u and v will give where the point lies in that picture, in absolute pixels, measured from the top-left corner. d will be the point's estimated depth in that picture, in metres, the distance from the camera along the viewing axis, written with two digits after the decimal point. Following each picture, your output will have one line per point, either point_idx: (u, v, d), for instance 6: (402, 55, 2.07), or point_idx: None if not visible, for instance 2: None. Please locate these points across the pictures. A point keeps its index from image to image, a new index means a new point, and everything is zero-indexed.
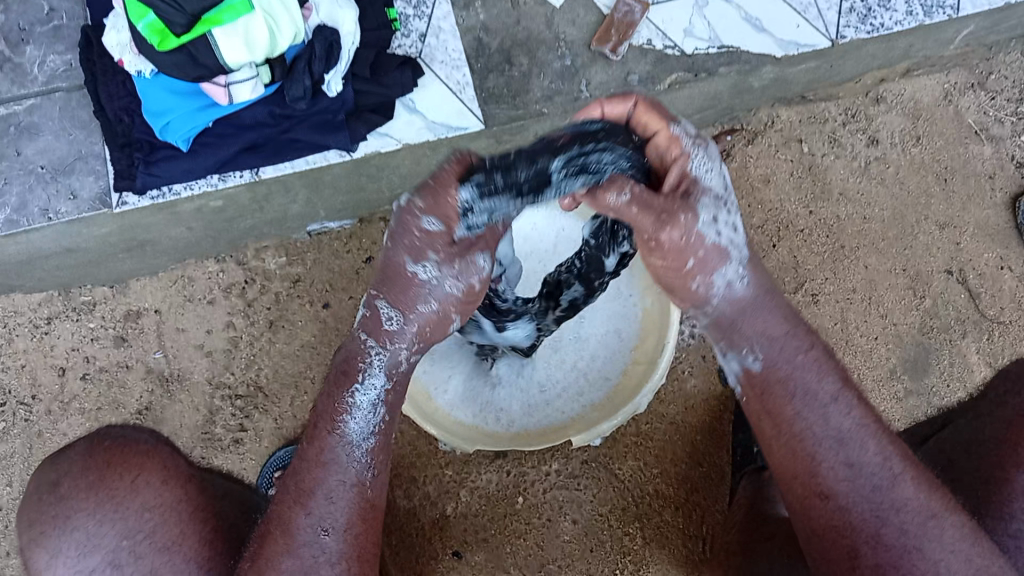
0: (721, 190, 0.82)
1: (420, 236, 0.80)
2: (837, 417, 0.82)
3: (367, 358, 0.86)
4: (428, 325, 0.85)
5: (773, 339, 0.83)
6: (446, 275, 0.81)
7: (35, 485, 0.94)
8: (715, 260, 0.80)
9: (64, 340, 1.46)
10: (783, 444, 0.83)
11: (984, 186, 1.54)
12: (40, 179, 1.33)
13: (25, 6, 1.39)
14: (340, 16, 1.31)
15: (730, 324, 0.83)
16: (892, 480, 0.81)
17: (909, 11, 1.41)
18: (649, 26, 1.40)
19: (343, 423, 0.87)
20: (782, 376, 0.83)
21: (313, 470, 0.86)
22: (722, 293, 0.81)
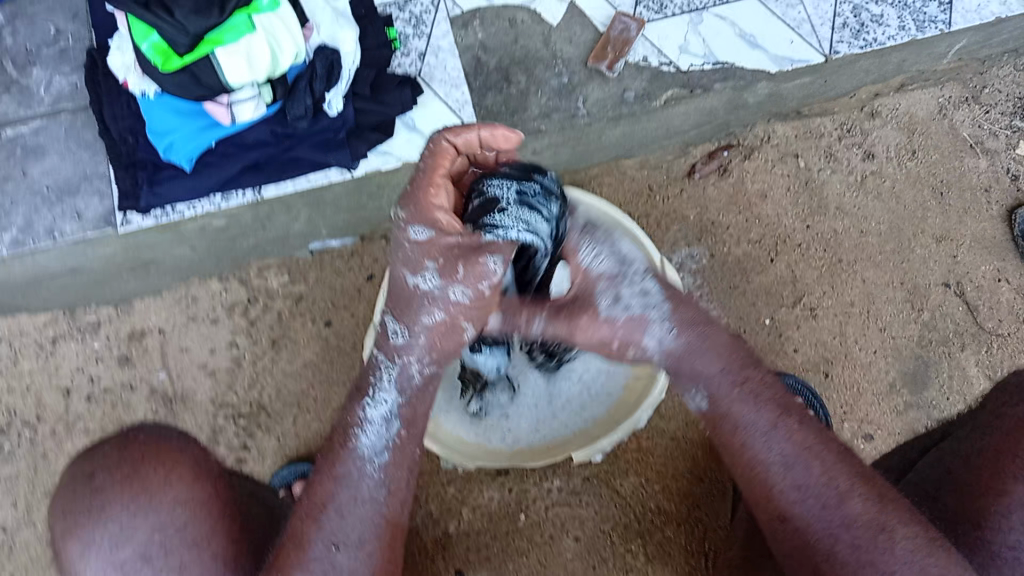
0: (615, 268, 0.90)
1: (415, 246, 0.88)
2: (779, 443, 0.86)
3: (378, 372, 0.93)
4: (439, 335, 0.92)
5: (711, 379, 0.90)
6: (450, 283, 0.88)
7: (68, 475, 0.93)
8: (635, 332, 0.90)
9: (69, 360, 1.47)
10: (742, 474, 0.88)
11: (980, 199, 1.55)
12: (46, 200, 1.35)
13: (33, 30, 1.42)
14: (340, 36, 1.35)
15: (675, 372, 0.92)
16: (841, 497, 0.83)
17: (902, 26, 1.45)
18: (645, 44, 1.43)
19: (355, 438, 0.90)
20: (724, 413, 0.89)
21: (325, 484, 0.89)
22: (658, 351, 0.91)
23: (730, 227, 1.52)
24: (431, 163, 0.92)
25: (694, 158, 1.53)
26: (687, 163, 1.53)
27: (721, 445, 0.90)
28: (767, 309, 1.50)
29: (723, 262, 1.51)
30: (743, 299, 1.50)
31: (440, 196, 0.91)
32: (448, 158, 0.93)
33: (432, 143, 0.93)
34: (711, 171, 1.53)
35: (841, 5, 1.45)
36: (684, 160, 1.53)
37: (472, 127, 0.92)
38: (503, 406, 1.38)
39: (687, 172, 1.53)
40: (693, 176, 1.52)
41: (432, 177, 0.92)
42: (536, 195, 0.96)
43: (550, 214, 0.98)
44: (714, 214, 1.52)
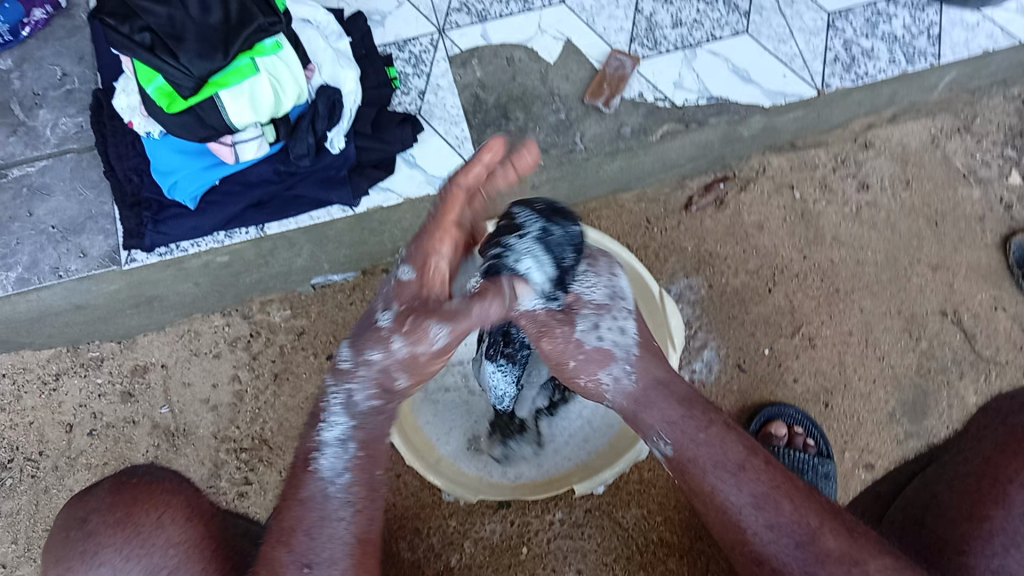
0: (602, 300, 1.09)
1: (395, 284, 1.00)
2: (749, 485, 0.92)
3: (331, 396, 0.96)
4: (379, 373, 0.96)
5: (672, 424, 0.99)
6: (395, 334, 0.96)
7: (62, 521, 0.94)
8: (598, 360, 1.06)
9: (72, 396, 1.47)
10: (714, 516, 0.94)
11: (974, 227, 1.57)
12: (51, 238, 1.37)
13: (40, 72, 1.45)
14: (342, 76, 1.37)
15: (635, 415, 1.03)
16: (812, 534, 0.88)
17: (892, 59, 1.49)
18: (640, 80, 1.46)
19: (315, 460, 0.93)
20: (690, 456, 0.96)
21: (292, 509, 0.91)
22: (611, 387, 1.06)
23: (728, 258, 1.53)
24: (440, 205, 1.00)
25: (689, 192, 1.55)
26: (684, 196, 1.54)
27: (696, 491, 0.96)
28: (766, 339, 1.50)
29: (721, 293, 1.51)
30: (741, 329, 1.50)
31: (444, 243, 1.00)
32: (458, 202, 1.00)
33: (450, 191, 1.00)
34: (707, 204, 1.54)
35: (833, 39, 1.49)
36: (681, 193, 1.54)
37: (477, 159, 1.00)
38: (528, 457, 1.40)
39: (684, 206, 1.54)
40: (690, 210, 1.53)
41: (443, 222, 1.00)
42: (559, 236, 1.04)
43: (563, 260, 1.04)
44: (711, 245, 1.53)
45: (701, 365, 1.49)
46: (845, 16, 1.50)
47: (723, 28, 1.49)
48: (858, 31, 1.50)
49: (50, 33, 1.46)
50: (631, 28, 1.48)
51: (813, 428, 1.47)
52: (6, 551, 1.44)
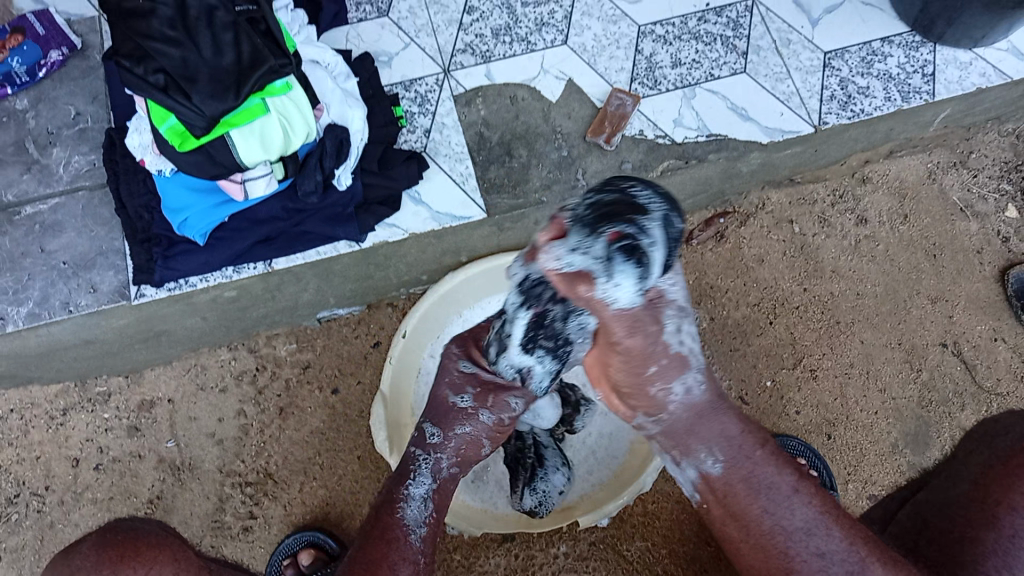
0: (683, 300, 0.83)
1: (460, 374, 1.07)
2: (801, 509, 0.88)
3: (416, 463, 1.05)
4: (465, 446, 1.07)
5: (730, 440, 0.90)
6: (481, 408, 1.06)
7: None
8: (678, 368, 0.86)
9: (78, 431, 1.48)
10: (752, 544, 0.89)
11: (973, 260, 1.59)
12: (63, 274, 1.39)
13: (54, 112, 1.48)
14: (349, 115, 1.40)
15: (685, 431, 0.91)
16: (862, 565, 0.85)
17: (888, 97, 1.52)
18: (640, 118, 1.49)
19: (401, 508, 1.00)
20: (744, 475, 0.90)
21: (378, 548, 0.96)
22: (681, 399, 0.88)
23: (729, 291, 1.55)
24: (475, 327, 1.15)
25: (690, 226, 1.57)
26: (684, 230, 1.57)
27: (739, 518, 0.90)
28: (768, 371, 1.52)
29: (723, 326, 1.53)
30: (743, 362, 1.52)
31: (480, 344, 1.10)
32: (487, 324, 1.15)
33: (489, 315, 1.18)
34: (708, 237, 1.56)
35: (828, 78, 1.52)
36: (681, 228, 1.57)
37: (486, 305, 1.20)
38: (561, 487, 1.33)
39: (685, 237, 1.56)
40: (691, 243, 1.56)
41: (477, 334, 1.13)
42: (679, 231, 0.78)
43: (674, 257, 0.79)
44: (712, 278, 1.55)
45: None
46: (840, 55, 1.53)
47: (721, 68, 1.52)
48: (853, 70, 1.53)
49: (65, 73, 1.50)
50: (631, 67, 1.52)
51: (818, 460, 1.46)
52: None
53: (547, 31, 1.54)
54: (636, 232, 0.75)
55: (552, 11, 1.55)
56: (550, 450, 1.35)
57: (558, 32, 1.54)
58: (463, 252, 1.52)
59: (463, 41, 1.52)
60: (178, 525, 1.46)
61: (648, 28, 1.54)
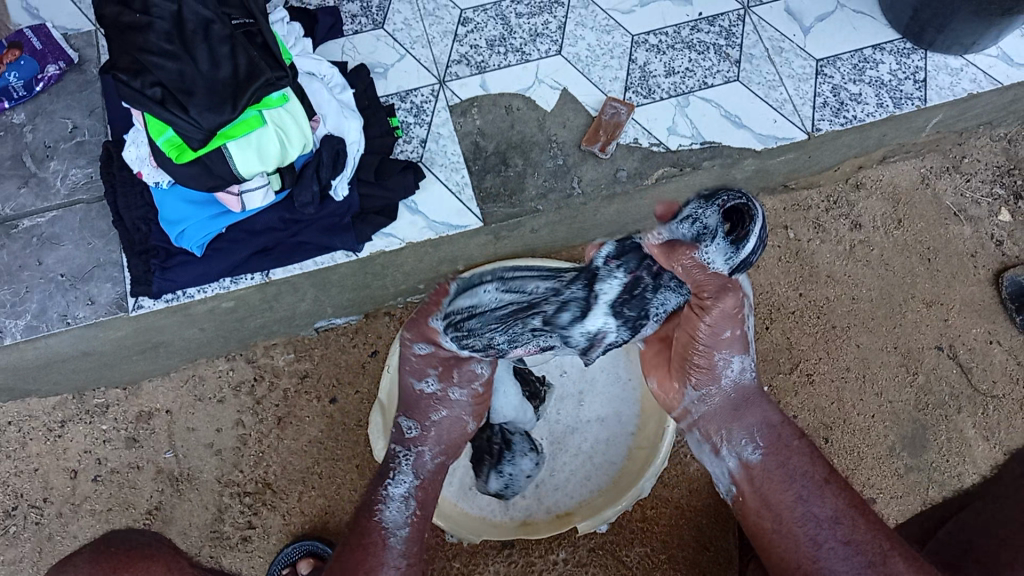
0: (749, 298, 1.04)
1: (418, 359, 1.07)
2: (831, 499, 0.94)
3: (398, 461, 1.08)
4: (446, 431, 1.10)
5: (769, 429, 1.01)
6: (449, 386, 1.08)
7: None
8: (737, 346, 1.01)
9: (76, 443, 1.48)
10: (782, 532, 0.94)
11: (967, 263, 1.60)
12: (60, 287, 1.40)
13: (51, 125, 1.49)
14: (346, 126, 1.42)
15: (731, 420, 1.03)
16: (883, 556, 0.88)
17: (880, 103, 1.53)
18: (635, 126, 1.50)
19: (380, 510, 1.03)
20: (778, 464, 0.99)
21: (357, 551, 0.99)
22: (734, 376, 1.03)
23: None
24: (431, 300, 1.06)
25: None
26: None
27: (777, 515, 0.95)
28: (766, 376, 1.53)
29: None
30: None
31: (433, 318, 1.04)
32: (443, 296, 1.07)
33: (439, 286, 1.07)
34: None
35: (821, 85, 1.54)
36: None
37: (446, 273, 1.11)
38: (528, 472, 1.36)
39: None
40: None
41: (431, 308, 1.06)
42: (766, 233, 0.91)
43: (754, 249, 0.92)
44: None
45: None
46: (832, 63, 1.55)
47: (714, 76, 1.54)
48: (845, 77, 1.54)
49: (62, 87, 1.51)
50: (625, 77, 1.53)
51: None
52: None
53: (542, 42, 1.55)
54: (745, 203, 0.88)
55: (546, 22, 1.57)
56: (517, 434, 1.35)
57: (552, 43, 1.55)
58: (460, 260, 1.53)
59: (458, 52, 1.53)
60: (176, 536, 1.46)
61: (641, 38, 1.56)
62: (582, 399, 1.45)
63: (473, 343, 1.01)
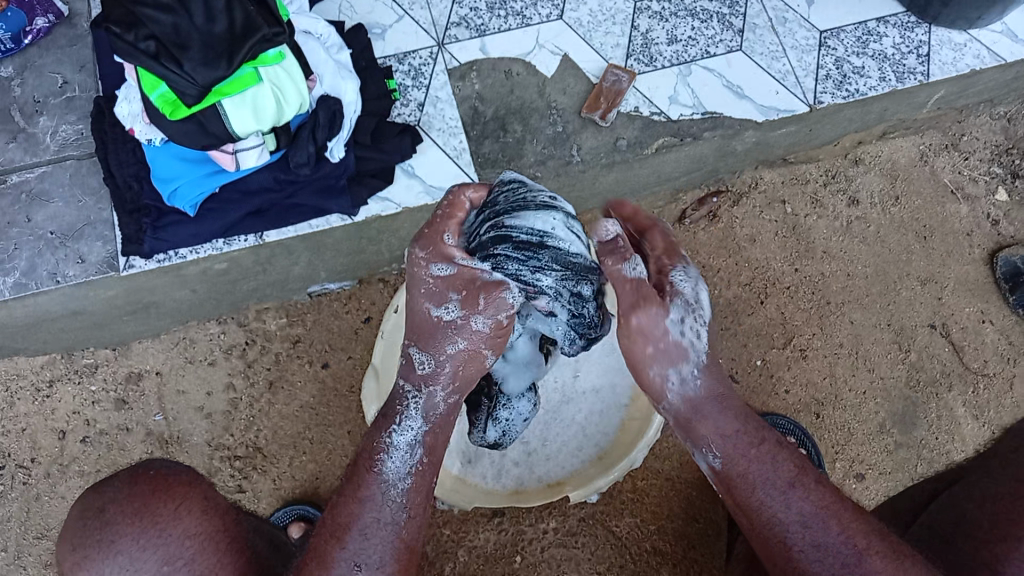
0: (690, 296, 0.91)
1: (435, 282, 0.89)
2: (797, 503, 0.85)
3: (404, 403, 0.93)
4: (463, 365, 0.92)
5: (727, 437, 0.90)
6: (472, 314, 0.88)
7: (75, 511, 0.84)
8: (673, 354, 0.90)
9: (65, 403, 1.46)
10: (758, 535, 0.87)
11: (963, 242, 1.59)
12: (49, 244, 1.38)
13: (40, 80, 1.46)
14: (343, 86, 1.39)
15: (689, 426, 0.92)
16: (858, 556, 0.80)
17: (883, 77, 1.52)
18: (636, 94, 1.48)
19: (380, 461, 0.91)
20: (741, 471, 0.88)
21: (350, 506, 0.89)
22: (677, 389, 0.91)
23: (720, 270, 1.54)
24: (445, 212, 0.93)
25: (683, 205, 1.56)
26: (678, 209, 1.56)
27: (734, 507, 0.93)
28: (758, 351, 1.52)
29: (714, 305, 1.53)
30: (734, 341, 1.51)
31: (451, 236, 0.91)
32: (463, 210, 0.94)
33: (450, 195, 0.94)
34: (700, 217, 1.55)
35: (823, 57, 1.52)
36: (675, 206, 1.56)
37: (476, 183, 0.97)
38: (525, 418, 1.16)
39: (677, 218, 1.55)
40: (683, 222, 1.55)
41: (449, 222, 0.92)
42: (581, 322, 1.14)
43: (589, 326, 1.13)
44: (704, 257, 1.54)
45: None
46: (836, 35, 1.54)
47: (717, 45, 1.52)
48: (848, 50, 1.53)
49: (52, 41, 1.48)
50: (627, 44, 1.51)
51: (808, 440, 1.45)
52: None
53: (543, 6, 1.53)
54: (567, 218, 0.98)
55: None
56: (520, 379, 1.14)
57: (553, 7, 1.53)
58: None
59: (457, 14, 1.51)
60: None
61: (644, 4, 1.54)
62: (577, 370, 1.44)
63: (523, 269, 0.92)
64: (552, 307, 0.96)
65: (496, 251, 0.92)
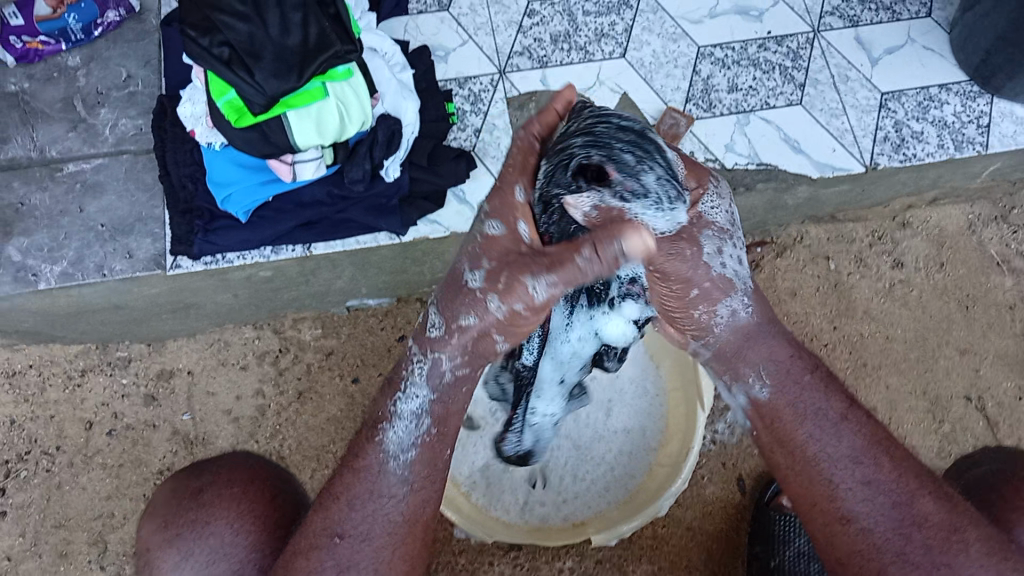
0: (725, 224, 0.90)
1: (482, 241, 0.83)
2: (848, 437, 0.83)
3: (411, 364, 0.89)
4: (474, 341, 0.86)
5: (778, 363, 0.89)
6: (491, 292, 0.81)
7: (169, 491, 0.92)
8: (720, 290, 0.88)
9: (95, 394, 1.46)
10: (800, 472, 0.84)
11: (1004, 315, 1.57)
12: (99, 236, 1.39)
13: (105, 72, 1.48)
14: (403, 106, 1.39)
15: (735, 351, 0.91)
16: (910, 495, 0.80)
17: (941, 144, 1.51)
18: (692, 139, 1.49)
19: (384, 428, 0.88)
20: (791, 400, 0.87)
21: (349, 475, 0.86)
22: (725, 322, 0.89)
23: None
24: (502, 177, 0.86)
25: None
26: None
27: (775, 444, 0.87)
28: None
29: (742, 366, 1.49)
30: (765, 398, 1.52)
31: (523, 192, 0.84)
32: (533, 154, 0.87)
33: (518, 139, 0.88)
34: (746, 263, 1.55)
35: (883, 119, 1.52)
36: None
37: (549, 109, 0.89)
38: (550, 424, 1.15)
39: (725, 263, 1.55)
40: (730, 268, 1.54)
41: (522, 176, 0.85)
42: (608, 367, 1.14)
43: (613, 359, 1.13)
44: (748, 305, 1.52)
45: (724, 426, 1.50)
46: (897, 98, 1.53)
47: (777, 97, 1.53)
48: (909, 114, 1.53)
49: (120, 34, 1.50)
50: (687, 88, 1.52)
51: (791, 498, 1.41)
52: (12, 543, 1.42)
53: (606, 43, 1.54)
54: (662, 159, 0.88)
55: (613, 23, 1.55)
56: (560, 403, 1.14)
57: (617, 45, 1.54)
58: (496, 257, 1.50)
59: (521, 44, 1.52)
60: None
61: (707, 50, 1.54)
62: (610, 408, 1.44)
63: (625, 151, 0.80)
64: (646, 212, 0.79)
65: (597, 128, 0.82)
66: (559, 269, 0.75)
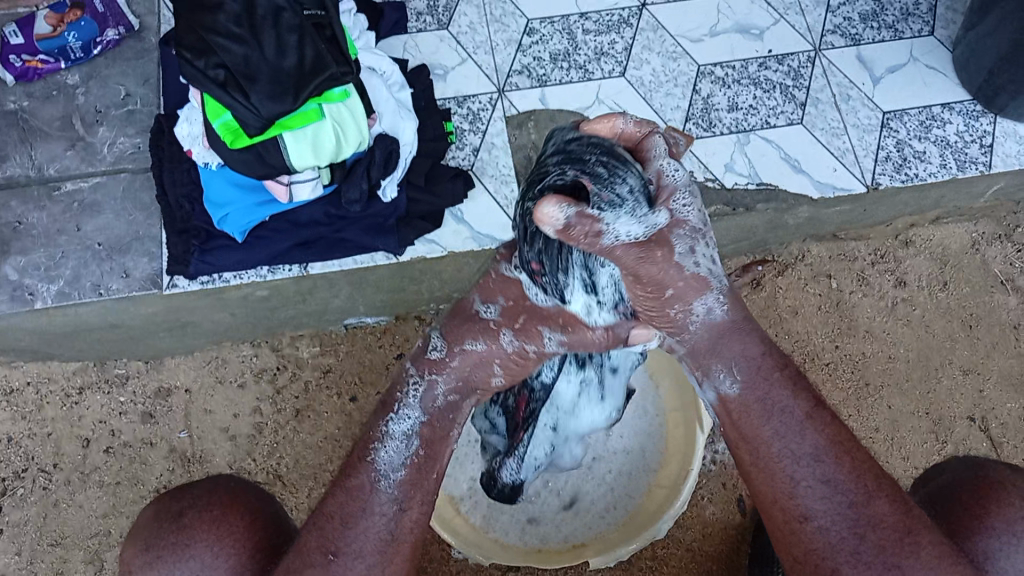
0: (697, 221, 0.75)
1: (498, 278, 0.87)
2: (812, 435, 0.77)
3: (407, 388, 0.88)
4: (473, 368, 0.88)
5: (751, 361, 0.79)
6: (506, 327, 0.86)
7: (150, 513, 0.90)
8: (693, 293, 0.77)
9: (92, 411, 1.45)
10: (761, 469, 0.78)
11: (1009, 335, 1.55)
12: (96, 255, 1.39)
13: (104, 90, 1.48)
14: (401, 126, 1.39)
15: (708, 349, 0.80)
16: (867, 496, 0.75)
17: (943, 164, 1.51)
18: (692, 159, 1.49)
19: (374, 450, 0.84)
20: (758, 398, 0.79)
21: (337, 495, 0.83)
22: (701, 321, 0.78)
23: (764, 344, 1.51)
24: None
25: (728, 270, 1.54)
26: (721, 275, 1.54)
27: (737, 440, 0.81)
28: None
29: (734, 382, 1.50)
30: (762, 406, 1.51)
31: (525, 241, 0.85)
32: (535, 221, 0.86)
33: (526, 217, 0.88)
34: (744, 282, 1.53)
35: (885, 138, 1.52)
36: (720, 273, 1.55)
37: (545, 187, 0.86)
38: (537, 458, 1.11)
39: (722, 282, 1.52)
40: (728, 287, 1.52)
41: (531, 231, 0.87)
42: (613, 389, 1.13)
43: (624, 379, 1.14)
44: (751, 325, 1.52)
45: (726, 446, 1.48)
46: (899, 117, 1.53)
47: (778, 117, 1.52)
48: (911, 133, 1.52)
49: (119, 53, 1.49)
50: (687, 107, 1.52)
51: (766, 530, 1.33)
52: (8, 561, 1.41)
53: (606, 61, 1.53)
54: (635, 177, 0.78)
55: (613, 42, 1.54)
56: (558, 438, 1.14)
57: (616, 63, 1.53)
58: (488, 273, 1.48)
59: (521, 62, 1.51)
60: None
61: (708, 68, 1.54)
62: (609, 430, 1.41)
63: (600, 163, 0.72)
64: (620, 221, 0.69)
65: (572, 146, 0.76)
66: (574, 331, 0.85)
